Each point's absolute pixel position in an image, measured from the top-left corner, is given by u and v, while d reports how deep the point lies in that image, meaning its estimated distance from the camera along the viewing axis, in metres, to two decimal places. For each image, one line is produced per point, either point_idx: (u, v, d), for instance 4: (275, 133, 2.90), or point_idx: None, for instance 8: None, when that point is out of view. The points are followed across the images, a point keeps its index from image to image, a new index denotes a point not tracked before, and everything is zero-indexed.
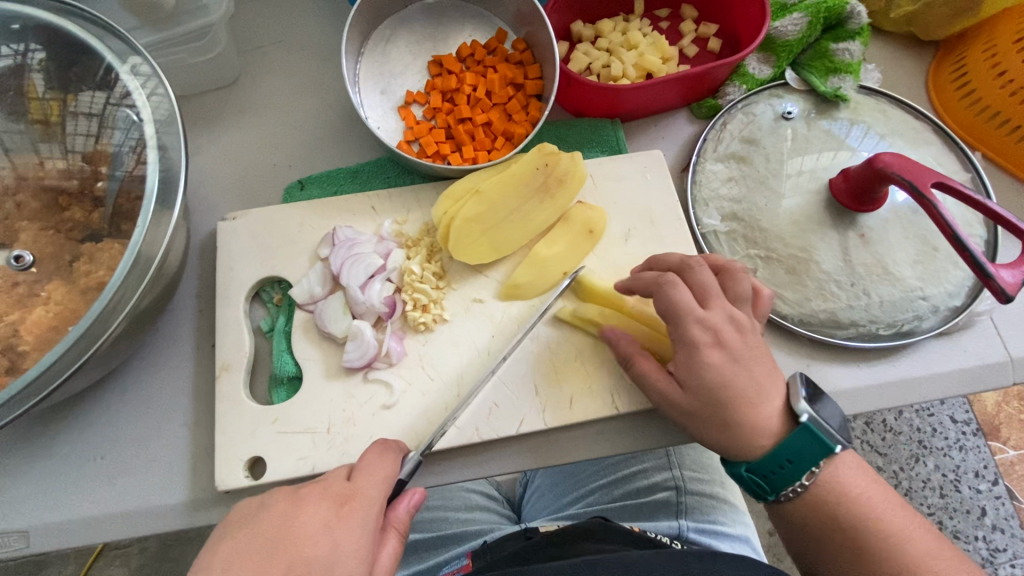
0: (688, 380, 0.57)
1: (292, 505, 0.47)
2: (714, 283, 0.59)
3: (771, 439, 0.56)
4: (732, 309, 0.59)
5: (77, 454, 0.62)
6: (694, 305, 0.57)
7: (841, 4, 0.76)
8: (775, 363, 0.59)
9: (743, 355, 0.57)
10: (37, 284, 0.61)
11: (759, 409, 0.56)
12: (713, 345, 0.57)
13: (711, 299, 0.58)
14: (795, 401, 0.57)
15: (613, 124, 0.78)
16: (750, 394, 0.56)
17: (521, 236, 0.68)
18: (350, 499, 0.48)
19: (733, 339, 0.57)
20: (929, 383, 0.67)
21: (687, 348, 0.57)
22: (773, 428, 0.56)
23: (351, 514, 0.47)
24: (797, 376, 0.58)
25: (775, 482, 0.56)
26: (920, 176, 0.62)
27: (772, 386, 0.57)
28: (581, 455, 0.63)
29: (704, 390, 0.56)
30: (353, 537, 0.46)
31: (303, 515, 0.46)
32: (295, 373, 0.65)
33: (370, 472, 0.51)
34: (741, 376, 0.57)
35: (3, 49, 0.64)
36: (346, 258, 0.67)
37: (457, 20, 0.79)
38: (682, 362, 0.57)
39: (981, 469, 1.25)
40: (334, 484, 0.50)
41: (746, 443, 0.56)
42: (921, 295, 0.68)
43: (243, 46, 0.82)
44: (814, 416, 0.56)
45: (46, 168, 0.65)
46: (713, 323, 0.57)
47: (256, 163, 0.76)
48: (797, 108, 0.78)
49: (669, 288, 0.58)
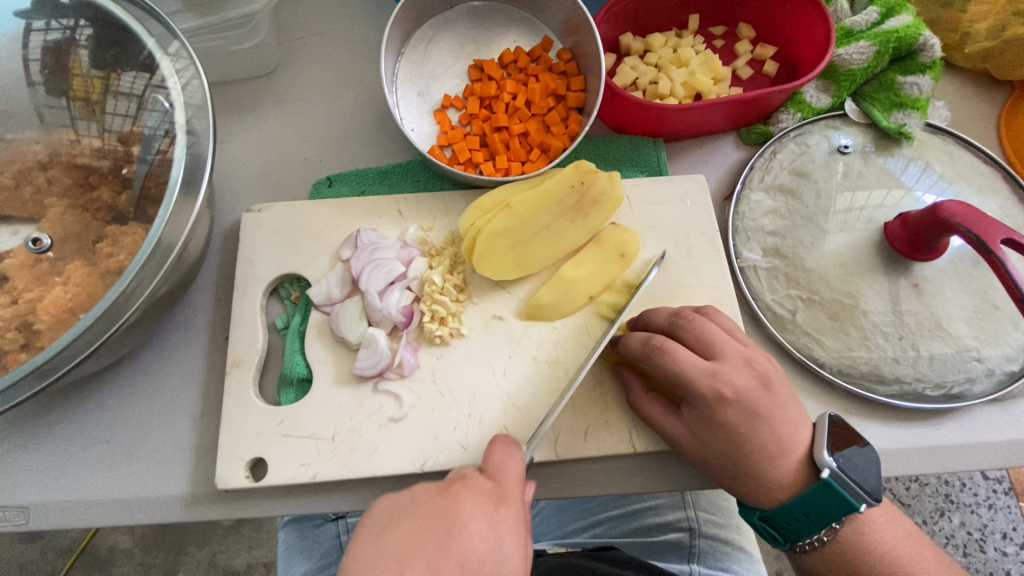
0: (701, 431, 0.55)
1: (450, 504, 0.45)
2: (716, 331, 0.57)
3: (786, 491, 0.55)
4: (746, 354, 0.56)
5: (83, 436, 0.61)
6: (702, 363, 0.55)
7: (913, 36, 0.71)
8: (799, 405, 0.57)
9: (767, 410, 0.54)
10: (59, 262, 0.61)
11: (779, 462, 0.54)
12: (728, 404, 0.54)
13: (719, 353, 0.56)
14: (818, 451, 0.54)
15: (655, 143, 0.74)
16: (772, 449, 0.54)
17: (551, 253, 0.65)
18: (503, 499, 0.46)
19: (753, 393, 0.54)
20: (976, 452, 0.61)
21: (702, 405, 0.54)
22: (790, 482, 0.54)
23: (508, 517, 0.45)
24: (825, 417, 0.56)
25: (790, 533, 0.55)
26: (986, 229, 0.57)
27: (793, 436, 0.55)
28: (590, 491, 0.60)
29: (719, 444, 0.54)
30: (516, 534, 0.44)
31: (464, 516, 0.44)
32: (305, 375, 0.64)
33: (502, 469, 0.48)
34: (763, 431, 0.54)
35: (53, 23, 0.65)
36: (367, 262, 0.65)
37: (502, 24, 0.76)
38: (695, 415, 0.55)
39: (1009, 530, 1.17)
40: (479, 487, 0.47)
41: (764, 493, 0.54)
42: (975, 355, 0.63)
43: (285, 36, 0.81)
44: (837, 472, 0.53)
45: (81, 145, 0.65)
46: (726, 379, 0.54)
47: (287, 156, 0.75)
48: (852, 141, 0.73)
49: (664, 353, 0.55)
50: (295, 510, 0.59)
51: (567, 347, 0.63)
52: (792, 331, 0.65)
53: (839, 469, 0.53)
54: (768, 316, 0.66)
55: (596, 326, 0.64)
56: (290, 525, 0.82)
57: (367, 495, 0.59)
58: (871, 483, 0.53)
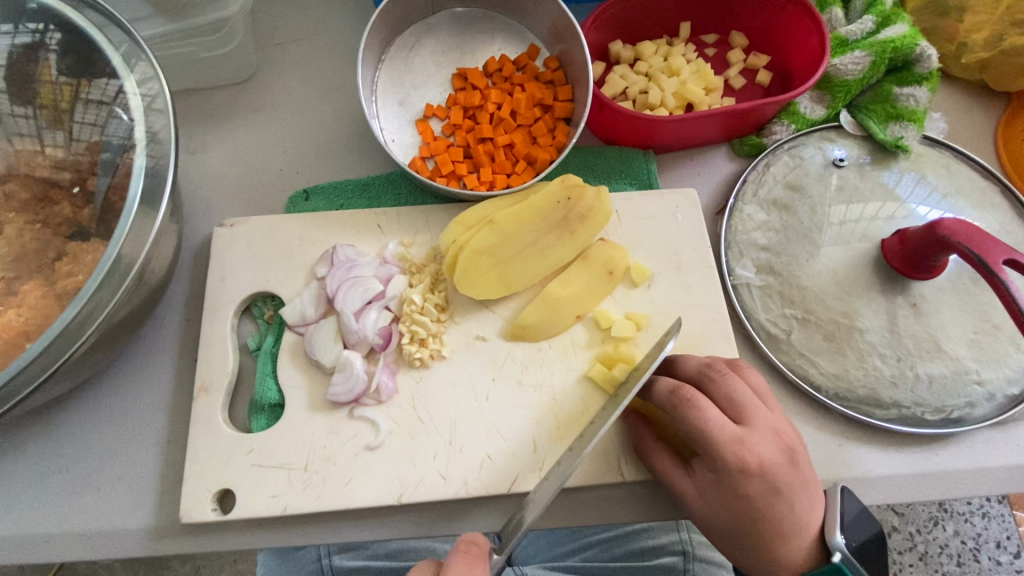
0: (712, 495, 0.52)
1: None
2: (748, 394, 0.54)
3: (790, 571, 0.52)
4: (776, 424, 0.54)
5: (41, 465, 0.58)
6: (732, 429, 0.51)
7: (909, 46, 0.69)
8: (816, 480, 0.54)
9: (788, 486, 0.52)
10: (16, 282, 0.58)
11: (791, 542, 0.52)
12: (750, 475, 0.51)
13: (748, 417, 0.53)
14: (830, 532, 0.52)
15: (645, 155, 0.71)
16: (786, 528, 0.51)
17: (537, 272, 0.62)
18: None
19: (778, 467, 0.52)
20: (976, 479, 0.59)
21: (723, 471, 0.51)
22: (797, 562, 0.52)
23: None
24: (838, 489, 0.54)
25: None
26: (987, 250, 0.55)
27: (809, 515, 0.52)
28: (578, 522, 0.57)
29: (731, 510, 0.51)
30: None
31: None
32: (277, 401, 0.61)
33: None
34: (780, 508, 0.51)
35: (21, 27, 0.61)
36: (343, 281, 0.62)
37: (487, 31, 0.74)
38: (710, 477, 0.52)
39: (1003, 539, 1.16)
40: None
41: (766, 566, 0.52)
42: (975, 378, 0.61)
43: (261, 42, 0.78)
44: (848, 555, 0.51)
45: (42, 157, 0.62)
46: (753, 449, 0.51)
47: (261, 167, 0.72)
48: (848, 154, 0.71)
49: (692, 410, 0.51)
50: (266, 545, 0.56)
51: (554, 371, 0.60)
52: (786, 352, 0.63)
53: (849, 553, 0.51)
54: (762, 337, 0.64)
55: (584, 349, 0.61)
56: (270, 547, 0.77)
57: (342, 527, 0.56)
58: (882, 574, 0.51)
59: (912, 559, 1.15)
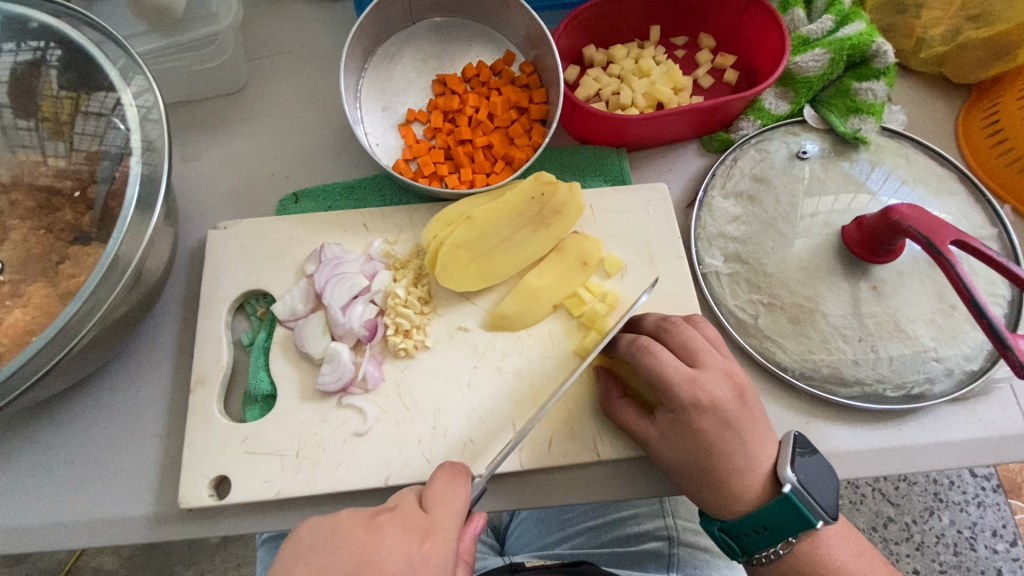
0: (672, 437, 0.55)
1: (371, 536, 0.44)
2: (702, 342, 0.57)
3: (748, 505, 0.54)
4: (729, 368, 0.57)
5: (46, 457, 0.61)
6: (685, 369, 0.55)
7: (866, 43, 0.72)
8: (766, 422, 0.57)
9: (739, 423, 0.55)
10: (21, 284, 0.61)
11: (745, 475, 0.54)
12: (703, 411, 0.54)
13: (700, 361, 0.56)
14: (781, 466, 0.54)
15: (618, 153, 0.75)
16: (739, 462, 0.54)
17: (513, 264, 0.66)
18: (431, 532, 0.45)
19: (729, 404, 0.55)
20: (938, 451, 0.62)
21: (679, 410, 0.54)
22: (753, 494, 0.54)
23: (432, 552, 0.44)
24: (790, 434, 0.56)
25: (748, 545, 0.55)
26: (936, 231, 0.58)
27: (760, 450, 0.55)
28: (556, 500, 0.60)
29: (689, 450, 0.54)
30: (435, 574, 0.43)
31: (383, 549, 0.43)
32: (269, 392, 0.64)
33: (443, 501, 0.47)
34: (733, 443, 0.54)
35: (23, 45, 0.65)
36: (330, 277, 0.65)
37: (465, 39, 0.77)
38: (669, 419, 0.55)
39: (999, 528, 1.18)
40: (409, 517, 0.46)
41: (725, 502, 0.54)
42: (934, 356, 0.64)
43: (253, 55, 0.82)
44: (798, 487, 0.53)
45: (44, 167, 0.65)
46: (706, 387, 0.54)
47: (253, 173, 0.75)
48: (814, 147, 0.74)
49: (647, 355, 0.55)
50: (261, 527, 0.59)
51: (532, 357, 0.64)
52: (754, 335, 0.66)
53: (800, 485, 0.53)
54: (731, 322, 0.67)
55: (560, 336, 0.65)
56: (268, 543, 0.86)
57: (331, 509, 0.59)
58: (830, 503, 0.53)
59: (908, 549, 1.17)
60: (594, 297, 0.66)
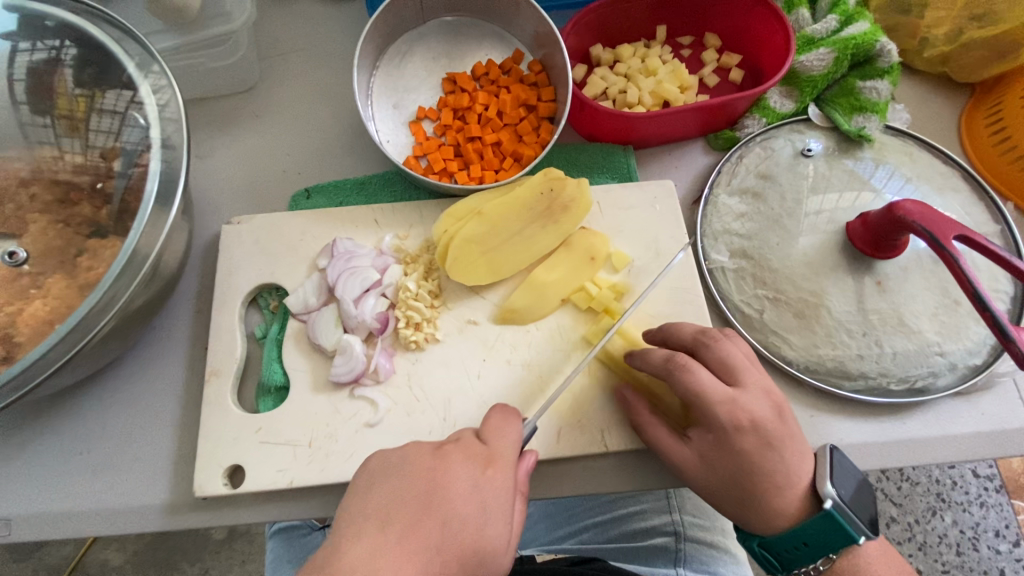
0: (711, 457, 0.56)
1: (438, 464, 0.49)
2: (739, 360, 0.57)
3: (787, 521, 0.55)
4: (767, 385, 0.57)
5: (63, 447, 0.62)
6: (723, 389, 0.55)
7: (870, 42, 0.73)
8: (803, 437, 0.57)
9: (780, 441, 0.55)
10: (40, 276, 0.62)
11: (785, 493, 0.55)
12: (744, 432, 0.55)
13: (739, 380, 0.56)
14: (820, 482, 0.55)
15: (624, 151, 0.76)
16: (779, 480, 0.54)
17: (524, 259, 0.67)
18: (492, 461, 0.49)
19: (769, 422, 0.55)
20: (941, 445, 0.62)
21: (718, 431, 0.55)
22: (793, 511, 0.55)
23: (493, 479, 0.48)
24: (826, 449, 0.56)
25: (789, 560, 0.56)
26: (941, 227, 0.59)
27: (800, 467, 0.55)
28: (565, 491, 0.61)
29: (729, 470, 0.55)
30: (498, 497, 0.47)
31: (449, 476, 0.47)
32: (282, 383, 0.65)
33: (499, 435, 0.51)
34: (773, 462, 0.54)
35: (39, 44, 0.67)
36: (342, 271, 0.66)
37: (475, 38, 0.79)
38: (708, 439, 0.56)
39: (1002, 528, 1.18)
40: (470, 447, 0.50)
41: (765, 519, 0.55)
42: (938, 350, 0.65)
43: (265, 53, 0.83)
44: (839, 502, 0.54)
45: (62, 162, 0.67)
46: (745, 407, 0.55)
47: (266, 169, 0.77)
48: (819, 145, 0.75)
49: (684, 374, 0.56)
50: (273, 516, 0.60)
51: (541, 350, 0.65)
52: (760, 330, 0.66)
53: (840, 501, 0.54)
54: (737, 317, 0.68)
55: (569, 330, 0.66)
56: (278, 534, 0.88)
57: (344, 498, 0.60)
58: (870, 517, 0.54)
59: (911, 549, 1.17)
60: (604, 290, 0.66)
